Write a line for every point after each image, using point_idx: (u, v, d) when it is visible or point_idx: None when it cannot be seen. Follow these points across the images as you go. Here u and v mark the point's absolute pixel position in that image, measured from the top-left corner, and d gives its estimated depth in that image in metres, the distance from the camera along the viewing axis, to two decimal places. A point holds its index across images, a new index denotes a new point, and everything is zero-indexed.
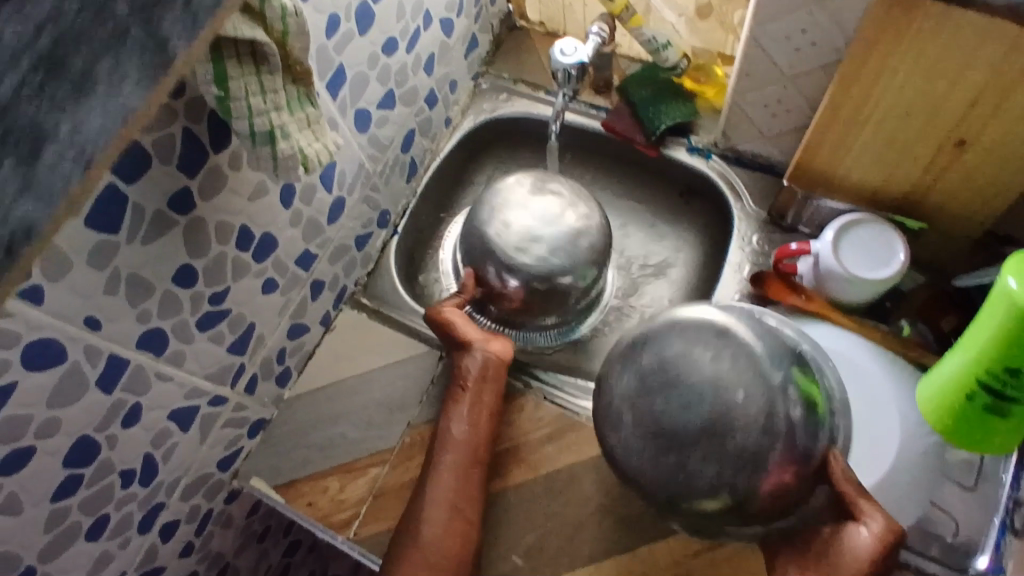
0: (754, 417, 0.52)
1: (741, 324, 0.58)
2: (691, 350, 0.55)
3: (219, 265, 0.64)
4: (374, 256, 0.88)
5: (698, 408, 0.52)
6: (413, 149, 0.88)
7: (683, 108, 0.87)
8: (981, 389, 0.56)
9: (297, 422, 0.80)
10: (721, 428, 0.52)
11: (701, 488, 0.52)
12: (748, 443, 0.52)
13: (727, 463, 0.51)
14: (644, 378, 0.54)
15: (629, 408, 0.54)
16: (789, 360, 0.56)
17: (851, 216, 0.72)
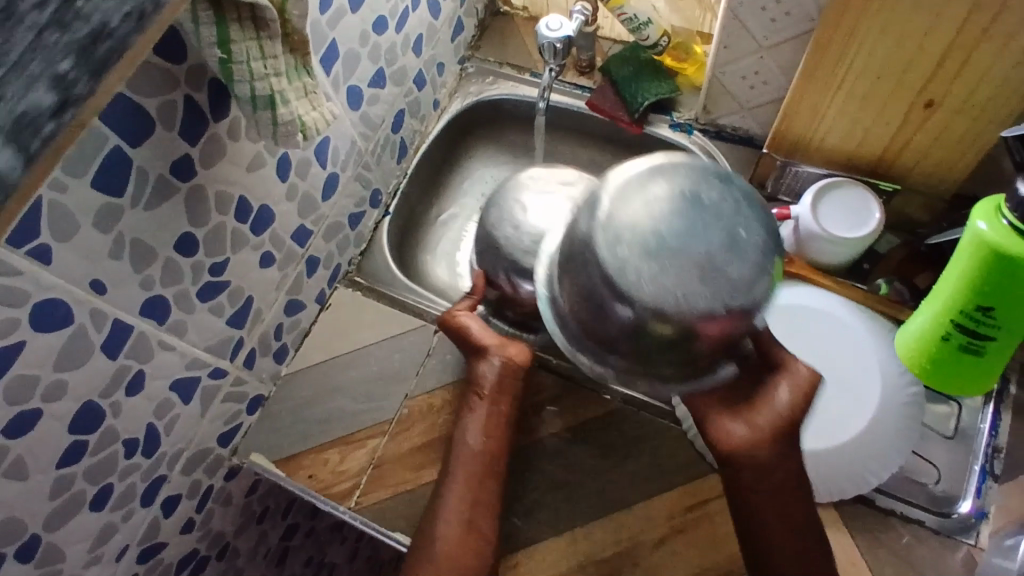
0: (755, 253, 0.47)
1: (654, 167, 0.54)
2: (700, 176, 0.49)
3: (218, 235, 0.66)
4: (367, 235, 0.90)
5: (704, 234, 0.46)
6: (403, 130, 0.90)
7: (665, 85, 0.90)
8: (959, 330, 0.61)
9: (295, 398, 0.81)
10: (720, 258, 0.46)
11: (697, 312, 0.46)
12: (745, 275, 0.46)
13: (722, 291, 0.46)
14: (649, 196, 0.48)
15: (627, 222, 0.48)
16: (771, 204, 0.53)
17: (829, 180, 0.75)
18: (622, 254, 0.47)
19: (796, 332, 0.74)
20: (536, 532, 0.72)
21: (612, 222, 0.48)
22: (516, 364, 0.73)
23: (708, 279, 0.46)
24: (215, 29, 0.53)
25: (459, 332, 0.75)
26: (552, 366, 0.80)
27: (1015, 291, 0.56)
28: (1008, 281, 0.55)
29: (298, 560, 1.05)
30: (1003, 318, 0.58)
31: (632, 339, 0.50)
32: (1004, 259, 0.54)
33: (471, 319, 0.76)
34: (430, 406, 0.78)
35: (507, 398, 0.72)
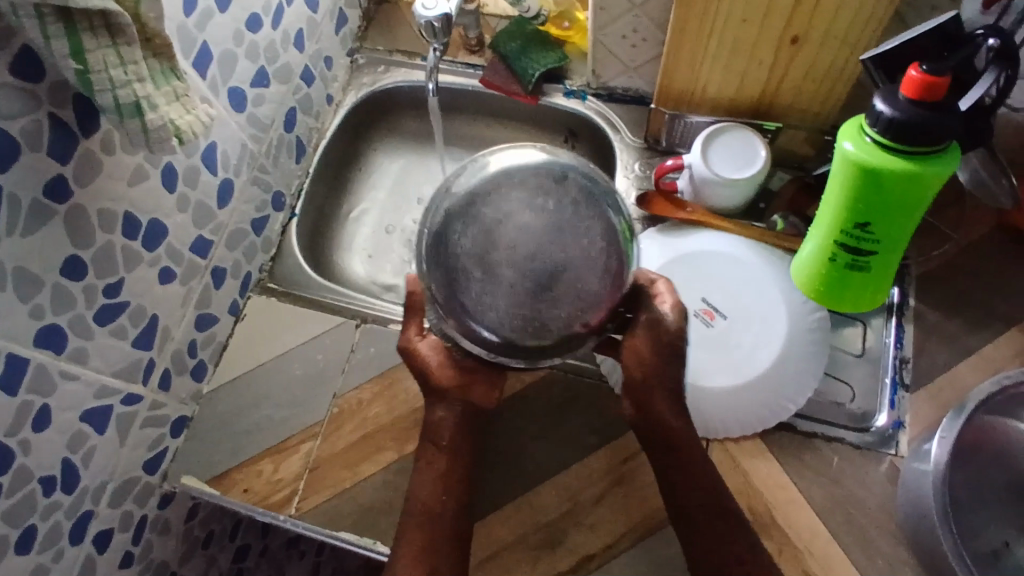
0: (595, 262, 0.55)
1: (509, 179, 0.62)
2: (526, 202, 0.57)
3: (107, 254, 0.64)
4: (275, 240, 0.88)
5: (546, 258, 0.54)
6: (297, 128, 0.89)
7: (553, 55, 0.91)
8: (851, 244, 0.66)
9: (221, 414, 0.79)
10: (569, 267, 0.54)
11: (560, 313, 0.54)
12: (592, 288, 0.54)
13: (575, 304, 0.54)
14: (488, 231, 0.56)
15: (476, 263, 0.55)
16: (600, 187, 0.60)
17: (714, 126, 0.77)
18: (483, 277, 0.55)
19: (701, 276, 0.76)
20: (479, 509, 0.72)
21: (475, 246, 0.55)
22: (473, 405, 0.69)
23: (563, 283, 0.54)
24: (66, 40, 0.51)
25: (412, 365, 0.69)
26: None
27: (889, 203, 0.61)
28: (880, 195, 0.60)
29: None
30: (886, 227, 0.63)
31: (514, 346, 0.57)
32: (874, 178, 0.59)
33: (423, 355, 0.69)
34: (360, 401, 0.78)
35: (457, 441, 0.68)
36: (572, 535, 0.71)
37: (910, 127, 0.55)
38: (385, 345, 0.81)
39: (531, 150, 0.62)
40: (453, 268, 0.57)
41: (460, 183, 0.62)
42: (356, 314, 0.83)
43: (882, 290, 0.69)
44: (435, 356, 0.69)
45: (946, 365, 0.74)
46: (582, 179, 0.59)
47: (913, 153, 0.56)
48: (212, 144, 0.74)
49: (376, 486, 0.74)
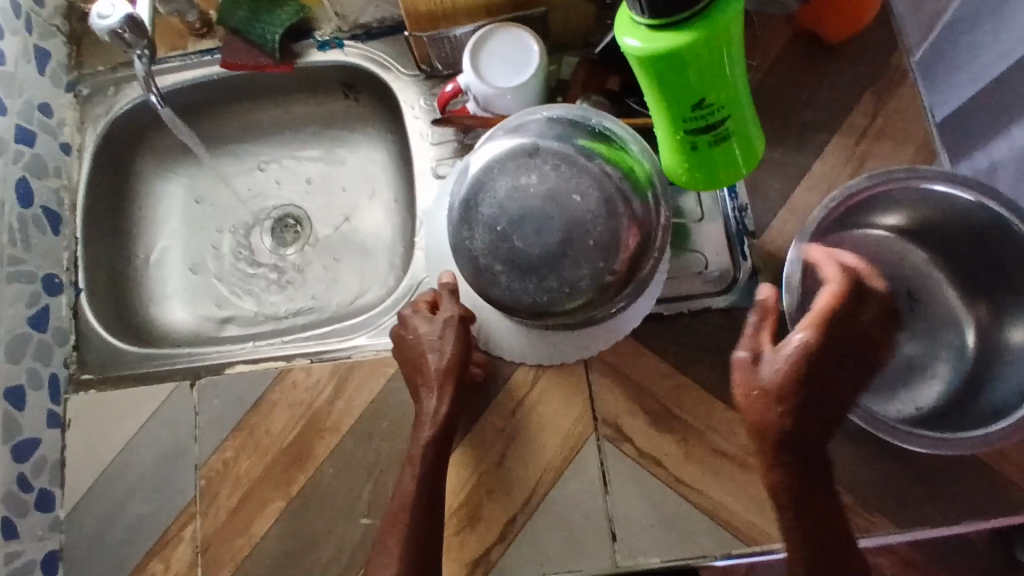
0: (597, 214, 0.57)
1: (488, 155, 0.59)
2: (515, 186, 0.58)
3: None
4: (68, 326, 0.77)
5: (550, 232, 0.57)
6: (39, 198, 0.76)
7: (286, 11, 0.79)
8: (689, 143, 0.57)
9: (89, 531, 0.72)
10: (575, 236, 0.57)
11: (587, 279, 0.57)
12: (604, 238, 0.57)
13: (593, 256, 0.57)
14: (497, 229, 0.58)
15: (495, 259, 0.58)
16: (575, 131, 0.59)
17: (478, 37, 0.69)
18: (507, 284, 0.58)
19: None
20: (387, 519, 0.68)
21: (491, 250, 0.58)
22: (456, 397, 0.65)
23: (581, 258, 0.57)
24: None
25: (412, 352, 0.66)
26: (322, 356, 0.73)
27: (689, 77, 0.52)
28: (679, 82, 0.52)
29: None
30: (707, 111, 0.55)
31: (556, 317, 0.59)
32: (660, 67, 0.51)
33: (430, 344, 0.66)
34: (225, 462, 0.71)
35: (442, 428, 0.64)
36: (490, 506, 0.68)
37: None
38: (229, 393, 0.73)
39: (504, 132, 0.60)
40: (479, 274, 0.59)
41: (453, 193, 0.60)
42: (188, 372, 0.74)
43: (746, 167, 0.59)
44: (450, 341, 0.66)
45: (784, 195, 0.72)
46: (557, 137, 0.59)
47: (680, 22, 0.49)
48: None
49: (276, 540, 0.69)
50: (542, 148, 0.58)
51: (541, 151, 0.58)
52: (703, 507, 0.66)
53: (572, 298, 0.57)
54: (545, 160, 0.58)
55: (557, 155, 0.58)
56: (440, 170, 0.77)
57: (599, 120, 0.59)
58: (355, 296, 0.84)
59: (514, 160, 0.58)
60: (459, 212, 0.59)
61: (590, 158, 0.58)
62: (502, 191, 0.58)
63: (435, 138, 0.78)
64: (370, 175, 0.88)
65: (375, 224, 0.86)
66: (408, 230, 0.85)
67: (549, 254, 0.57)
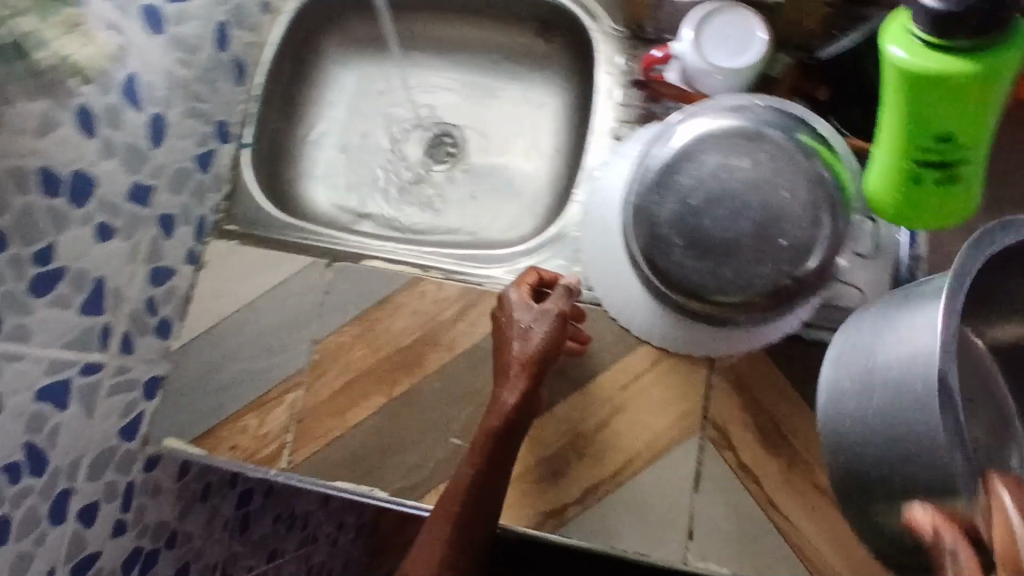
0: (802, 215, 0.56)
1: (700, 128, 0.59)
2: (723, 164, 0.57)
3: (29, 218, 0.55)
4: (226, 175, 0.79)
5: (746, 220, 0.56)
6: (233, 46, 0.78)
7: None
8: (913, 178, 0.55)
9: (194, 371, 0.74)
10: (771, 232, 0.56)
11: (768, 278, 0.56)
12: (799, 240, 0.56)
13: (780, 259, 0.56)
14: (688, 203, 0.57)
15: (678, 231, 0.57)
16: (793, 127, 0.58)
17: (706, 9, 0.68)
18: (681, 260, 0.57)
19: None
20: None
21: (678, 220, 0.57)
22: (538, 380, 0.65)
23: (768, 255, 0.56)
24: None
25: (504, 329, 0.67)
26: (456, 275, 0.75)
27: (947, 111, 0.50)
28: (934, 109, 0.50)
29: (263, 522, 1.01)
30: (949, 149, 0.53)
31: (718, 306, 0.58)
32: (920, 92, 0.50)
33: (519, 330, 0.66)
34: (341, 345, 0.73)
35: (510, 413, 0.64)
36: (575, 467, 0.69)
37: (945, 26, 0.46)
38: (360, 283, 0.74)
39: (717, 110, 0.60)
40: (656, 243, 0.58)
41: (648, 157, 0.60)
42: (326, 253, 0.77)
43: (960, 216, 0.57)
44: (541, 331, 0.65)
45: None
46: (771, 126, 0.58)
47: (960, 49, 0.47)
48: (131, 76, 0.63)
49: (366, 432, 0.70)
50: (760, 136, 0.57)
51: (758, 139, 0.57)
52: (787, 536, 0.65)
53: (744, 293, 0.56)
54: (759, 147, 0.57)
55: (773, 147, 0.57)
56: (620, 133, 0.76)
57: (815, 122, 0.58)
58: (491, 231, 0.84)
59: (728, 139, 0.58)
60: (651, 177, 0.59)
61: (807, 160, 0.56)
62: (708, 163, 0.57)
63: (620, 100, 0.76)
64: (537, 117, 0.88)
65: (529, 166, 0.86)
66: (561, 181, 0.84)
67: (735, 240, 0.56)
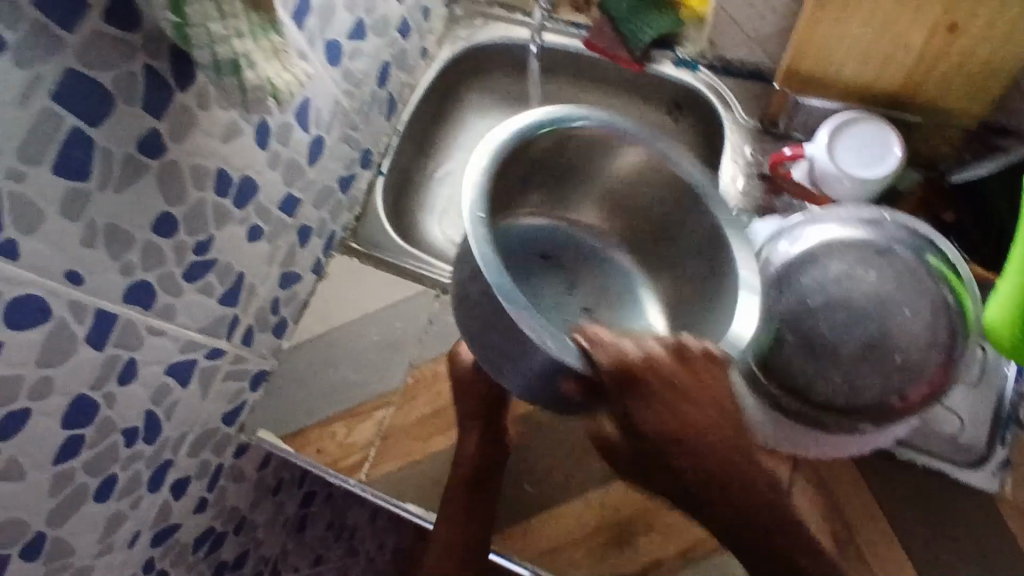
0: (921, 337, 0.58)
1: (827, 237, 0.63)
2: (846, 272, 0.61)
3: (199, 212, 0.61)
4: (359, 198, 0.86)
5: (862, 329, 0.59)
6: (390, 85, 0.85)
7: (667, 19, 0.84)
8: None
9: (299, 372, 0.79)
10: (886, 346, 0.58)
11: (874, 393, 0.58)
12: (914, 358, 0.58)
13: (892, 375, 0.58)
14: (806, 302, 0.60)
15: (793, 329, 0.60)
16: (922, 246, 0.62)
17: (845, 116, 0.70)
18: (790, 357, 0.59)
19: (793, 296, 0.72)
20: (551, 497, 0.71)
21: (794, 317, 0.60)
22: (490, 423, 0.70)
23: (880, 367, 0.58)
24: None
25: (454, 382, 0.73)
26: None
27: None
28: None
29: (319, 527, 1.04)
30: None
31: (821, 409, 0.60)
32: None
33: (466, 384, 0.72)
34: (435, 373, 0.77)
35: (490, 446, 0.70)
36: (640, 539, 0.69)
37: None
38: None
39: (850, 218, 0.64)
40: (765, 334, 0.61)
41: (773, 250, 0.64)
42: (436, 285, 0.82)
43: None
44: (477, 380, 0.71)
45: None
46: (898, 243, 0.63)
47: None
48: (305, 100, 0.70)
49: (445, 461, 0.73)
50: (885, 254, 0.62)
51: (884, 257, 0.62)
52: None
53: (851, 400, 0.58)
54: (883, 267, 0.61)
55: (897, 267, 0.61)
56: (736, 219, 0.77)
57: (941, 242, 0.62)
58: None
59: (850, 251, 0.62)
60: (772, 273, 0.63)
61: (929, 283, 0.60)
62: (834, 266, 0.61)
63: (742, 188, 0.78)
64: None
65: None
66: None
67: (851, 343, 0.59)
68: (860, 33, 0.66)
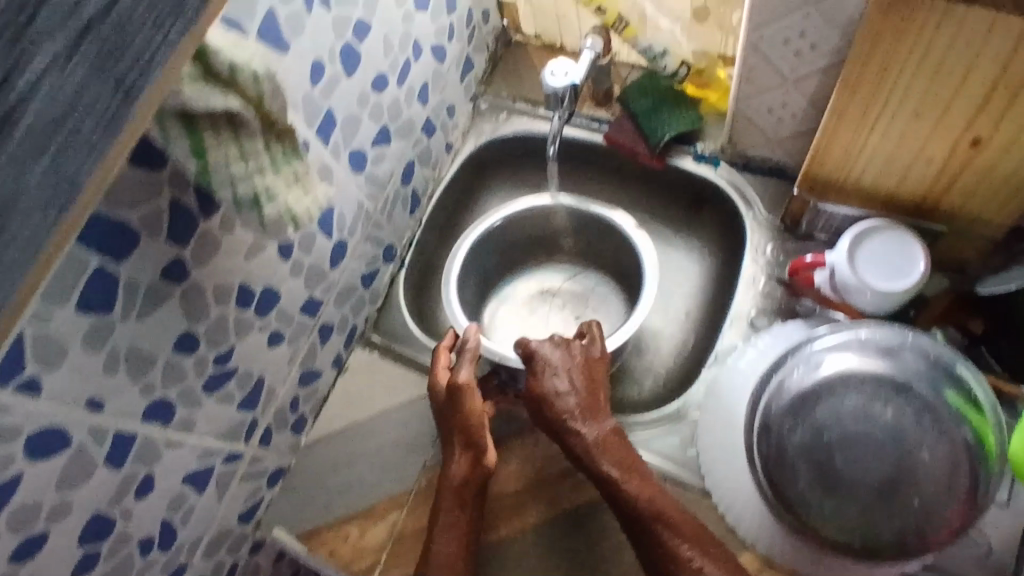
0: (936, 474, 0.63)
1: (843, 367, 0.67)
2: (859, 405, 0.66)
3: (220, 327, 0.63)
4: (382, 291, 0.87)
5: (872, 465, 0.64)
6: (414, 181, 0.87)
7: (687, 115, 0.84)
8: None
9: (316, 468, 0.79)
10: (898, 483, 0.63)
11: (889, 529, 0.63)
12: (929, 500, 0.63)
13: (910, 517, 0.63)
14: (822, 435, 0.66)
15: (805, 459, 0.66)
16: (940, 381, 0.65)
17: (867, 225, 0.68)
18: (805, 488, 0.65)
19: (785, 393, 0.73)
20: None
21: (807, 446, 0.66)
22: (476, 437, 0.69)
23: (891, 504, 0.63)
24: (187, 141, 0.48)
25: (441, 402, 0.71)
26: None
27: None
28: None
29: None
30: None
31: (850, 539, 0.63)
32: None
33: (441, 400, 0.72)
34: None
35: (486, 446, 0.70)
36: None
37: None
38: None
39: (869, 347, 0.67)
40: (782, 465, 0.66)
41: (790, 374, 0.69)
42: None
43: None
44: (467, 367, 0.71)
45: None
46: (915, 378, 0.66)
47: None
48: (329, 208, 0.72)
49: None
50: (903, 385, 0.66)
51: (900, 389, 0.66)
52: None
53: (868, 536, 0.63)
54: (902, 402, 0.66)
55: (915, 403, 0.65)
56: (756, 322, 0.76)
57: (963, 369, 0.63)
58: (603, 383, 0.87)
59: (869, 383, 0.66)
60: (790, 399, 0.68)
61: (947, 418, 0.64)
62: (848, 401, 0.66)
63: (764, 289, 0.77)
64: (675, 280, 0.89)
65: (655, 324, 0.88)
66: (689, 349, 0.85)
67: (860, 475, 0.64)
68: (880, 145, 0.64)
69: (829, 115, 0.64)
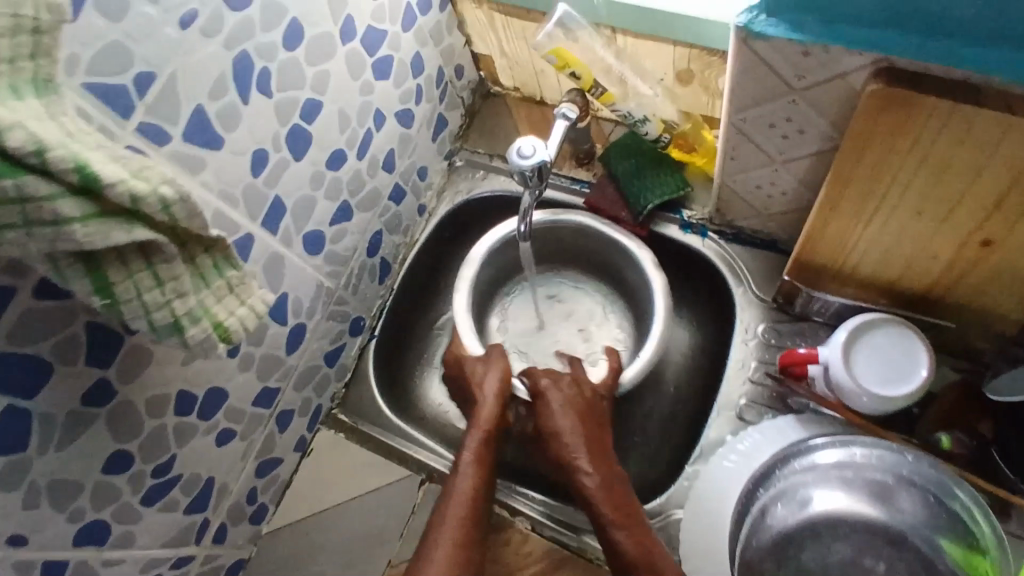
0: None
1: (831, 505, 0.63)
2: (848, 554, 0.62)
3: (158, 438, 0.59)
4: (350, 365, 0.83)
5: None
6: (383, 250, 0.82)
7: (672, 181, 0.77)
8: None
9: (276, 560, 0.75)
10: None
11: None
12: None
13: None
14: None
15: None
16: (937, 530, 0.60)
17: (864, 319, 0.62)
18: None
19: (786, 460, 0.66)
20: None
21: None
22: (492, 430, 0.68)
23: None
24: (88, 278, 0.44)
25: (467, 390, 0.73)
26: (546, 528, 0.72)
27: None
28: None
29: None
30: None
31: None
32: None
33: (476, 384, 0.71)
34: None
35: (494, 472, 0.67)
36: None
37: None
38: None
39: (860, 486, 0.62)
40: None
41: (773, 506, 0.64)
42: (423, 468, 0.78)
43: None
44: (490, 376, 0.71)
45: None
46: (909, 527, 0.61)
47: None
48: (282, 295, 0.68)
49: None
50: (896, 532, 0.61)
51: (893, 536, 0.61)
52: None
53: None
54: (896, 553, 0.61)
55: (910, 555, 0.60)
56: (745, 413, 0.70)
57: (959, 492, 0.56)
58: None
59: (860, 528, 0.62)
60: (775, 539, 0.63)
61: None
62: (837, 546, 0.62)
63: (754, 376, 0.71)
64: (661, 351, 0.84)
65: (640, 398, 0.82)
66: (675, 428, 0.79)
67: None
68: (877, 239, 0.58)
69: (819, 207, 0.57)
